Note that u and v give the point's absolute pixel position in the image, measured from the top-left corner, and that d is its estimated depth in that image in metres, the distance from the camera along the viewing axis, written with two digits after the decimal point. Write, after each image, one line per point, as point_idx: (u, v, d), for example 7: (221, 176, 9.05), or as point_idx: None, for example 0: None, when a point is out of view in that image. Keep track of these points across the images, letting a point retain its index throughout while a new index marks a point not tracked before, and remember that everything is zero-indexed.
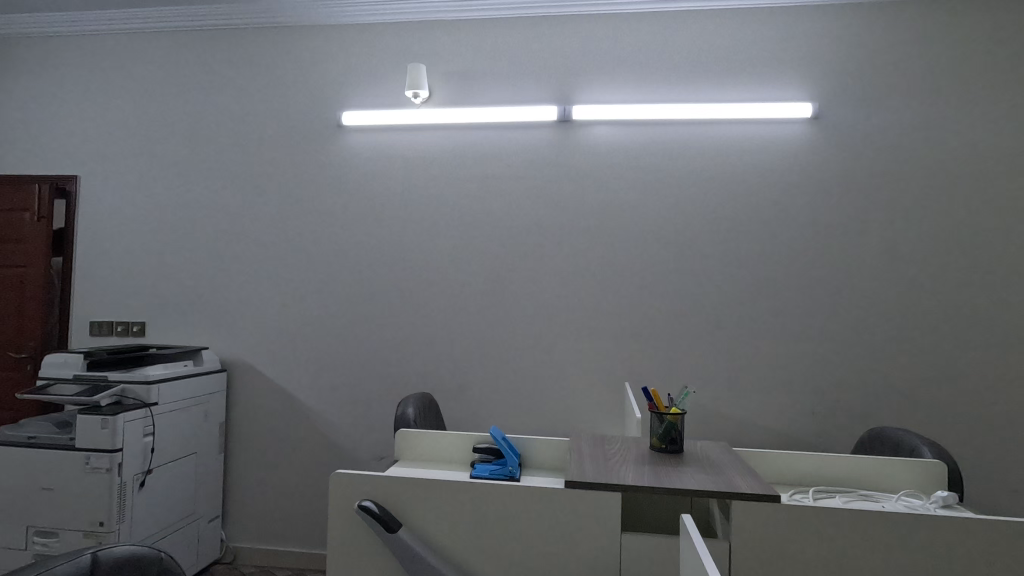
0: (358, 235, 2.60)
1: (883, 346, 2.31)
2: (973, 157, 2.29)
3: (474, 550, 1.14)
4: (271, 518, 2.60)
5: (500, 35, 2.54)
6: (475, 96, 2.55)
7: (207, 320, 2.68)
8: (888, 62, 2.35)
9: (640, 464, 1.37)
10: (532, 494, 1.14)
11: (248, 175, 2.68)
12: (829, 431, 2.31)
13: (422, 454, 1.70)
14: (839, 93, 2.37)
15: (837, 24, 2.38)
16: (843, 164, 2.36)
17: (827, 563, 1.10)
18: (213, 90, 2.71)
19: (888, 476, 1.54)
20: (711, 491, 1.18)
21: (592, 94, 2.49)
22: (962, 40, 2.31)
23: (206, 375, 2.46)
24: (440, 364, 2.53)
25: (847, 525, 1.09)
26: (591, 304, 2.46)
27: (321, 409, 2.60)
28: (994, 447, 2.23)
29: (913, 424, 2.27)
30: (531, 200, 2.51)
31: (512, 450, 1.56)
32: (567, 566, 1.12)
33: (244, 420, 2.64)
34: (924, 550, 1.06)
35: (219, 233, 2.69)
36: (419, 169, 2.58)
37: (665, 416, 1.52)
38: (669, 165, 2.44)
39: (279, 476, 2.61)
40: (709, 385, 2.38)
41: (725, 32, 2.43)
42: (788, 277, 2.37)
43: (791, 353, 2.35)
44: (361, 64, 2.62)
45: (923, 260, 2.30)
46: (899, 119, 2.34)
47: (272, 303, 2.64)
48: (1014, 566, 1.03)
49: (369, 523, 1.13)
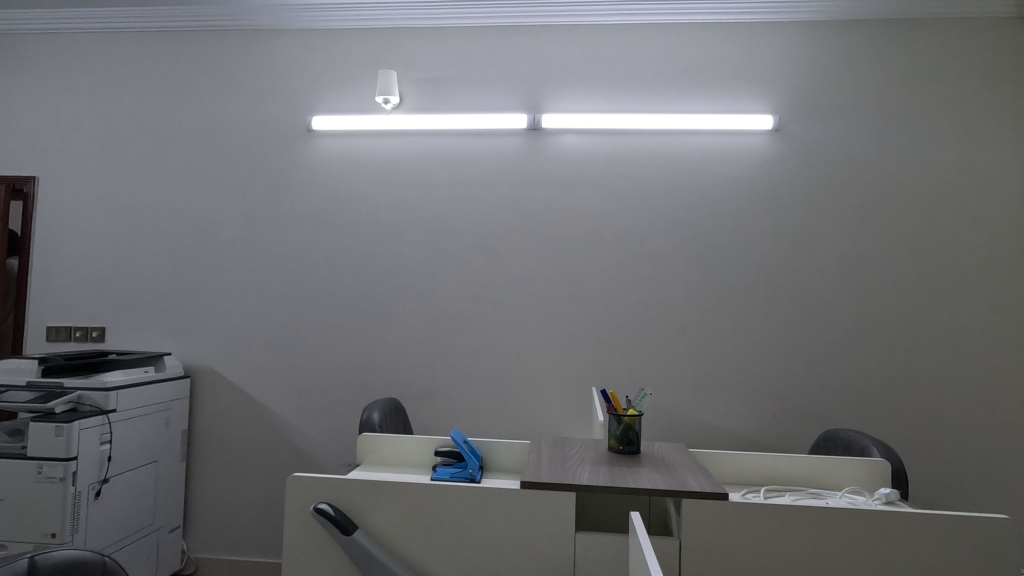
0: (326, 238, 2.59)
1: (840, 351, 2.39)
2: (921, 169, 2.40)
3: (430, 552, 1.14)
4: (235, 527, 2.55)
5: (470, 43, 2.57)
6: (446, 102, 2.57)
7: (170, 326, 2.63)
8: (843, 78, 2.45)
9: (597, 464, 1.39)
10: (488, 495, 1.15)
11: (214, 178, 2.65)
12: (788, 433, 2.38)
13: (385, 458, 1.69)
14: (795, 107, 2.46)
15: (794, 41, 2.47)
16: (800, 175, 2.44)
17: (773, 561, 1.13)
18: (178, 91, 2.68)
19: (836, 475, 1.59)
20: (663, 490, 1.21)
21: (561, 103, 2.53)
22: (910, 57, 2.43)
23: (168, 381, 2.41)
24: (409, 370, 2.53)
25: (792, 521, 1.13)
26: (559, 309, 2.49)
27: (286, 416, 2.56)
28: (942, 447, 2.32)
29: (866, 426, 2.36)
30: (501, 206, 2.53)
31: (473, 452, 1.57)
32: (522, 567, 1.13)
33: (207, 427, 2.59)
34: (863, 544, 1.11)
35: (184, 237, 2.64)
36: (388, 174, 2.58)
37: (623, 417, 1.54)
38: (635, 173, 2.49)
39: (243, 485, 2.56)
40: (673, 389, 2.43)
41: (690, 46, 2.50)
42: (749, 283, 2.43)
43: (751, 357, 2.42)
44: (331, 69, 2.62)
45: (875, 268, 2.39)
46: (852, 132, 2.43)
47: (238, 308, 2.61)
48: (944, 558, 1.09)
49: (325, 526, 1.13)
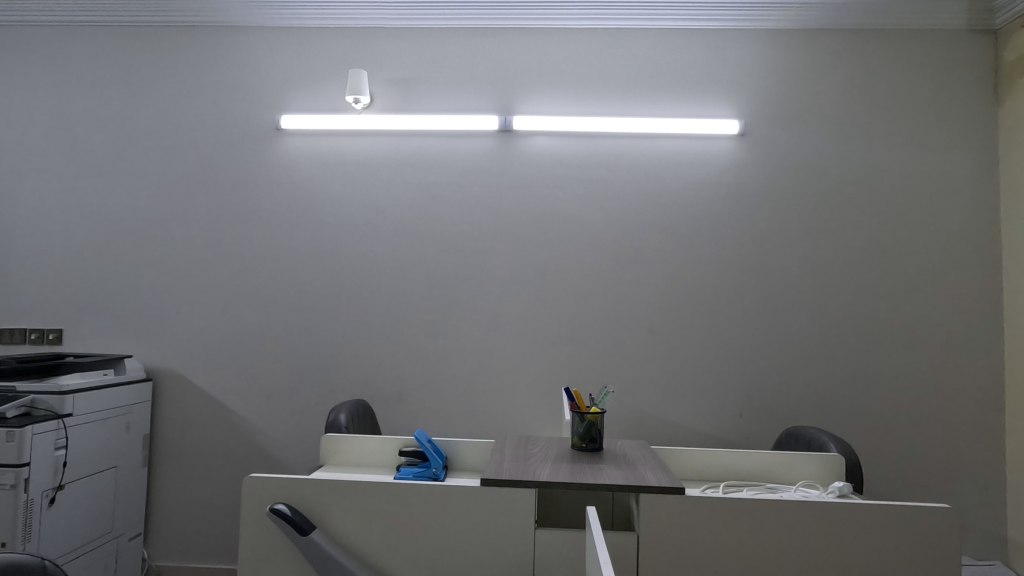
0: (295, 238, 2.55)
1: (802, 350, 2.45)
2: (878, 174, 2.48)
3: (390, 552, 1.14)
4: (198, 533, 2.49)
5: (441, 45, 2.57)
6: (417, 103, 2.57)
7: (132, 327, 2.56)
8: (805, 84, 2.52)
9: (559, 461, 1.40)
10: (448, 493, 1.15)
11: (178, 176, 2.59)
12: (753, 431, 2.43)
13: (348, 459, 1.68)
14: (759, 113, 2.52)
15: (759, 47, 2.54)
16: (764, 179, 2.50)
17: (728, 554, 1.15)
18: (141, 87, 2.62)
19: (793, 470, 1.62)
20: (621, 485, 1.22)
21: (531, 106, 2.55)
22: (869, 65, 2.51)
23: (128, 384, 2.34)
24: (378, 370, 2.51)
25: (745, 514, 1.15)
26: (529, 309, 2.50)
27: (253, 419, 2.52)
28: (899, 442, 2.40)
29: (827, 423, 2.42)
30: (472, 208, 2.53)
31: (437, 452, 1.58)
32: (481, 564, 1.14)
33: (170, 431, 2.53)
34: (811, 535, 1.14)
35: (148, 236, 2.58)
36: (359, 173, 2.56)
37: (585, 415, 1.56)
38: (605, 175, 2.52)
39: (207, 490, 2.51)
40: (643, 389, 2.46)
41: (658, 51, 2.54)
42: (715, 284, 2.48)
43: (717, 356, 2.46)
44: (301, 68, 2.59)
45: (836, 269, 2.46)
46: (813, 138, 2.51)
47: (203, 310, 2.55)
48: (886, 547, 1.13)
49: (281, 527, 1.11)
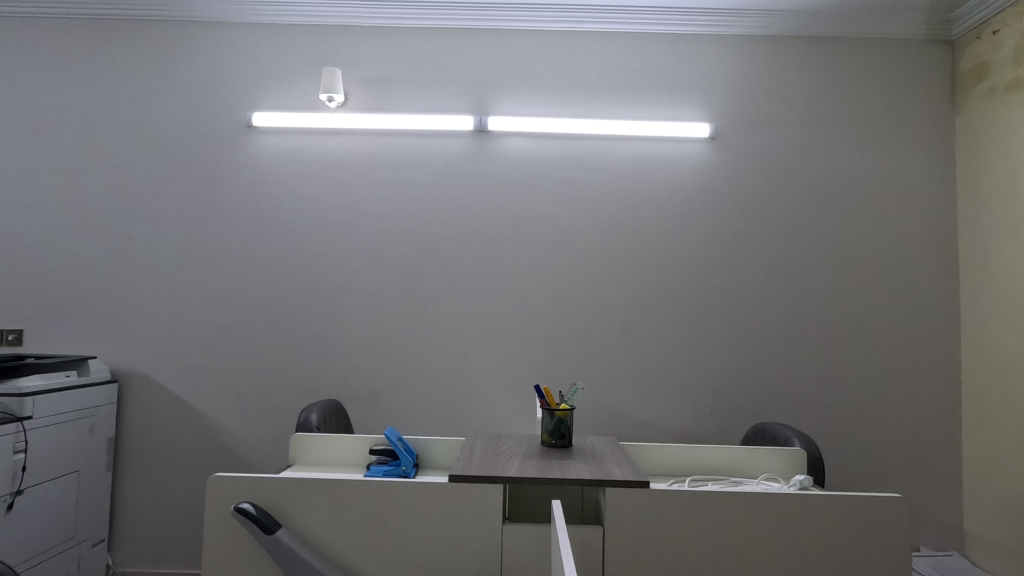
0: (266, 237, 2.52)
1: (770, 349, 2.51)
2: (842, 178, 2.56)
3: (358, 550, 1.14)
4: (166, 538, 2.44)
5: (416, 45, 2.57)
6: (392, 102, 2.56)
7: (97, 328, 2.50)
8: (773, 89, 2.59)
9: (528, 458, 1.42)
10: (416, 490, 1.15)
11: (145, 173, 2.54)
12: (722, 428, 2.48)
13: (318, 459, 1.67)
14: (729, 117, 2.58)
15: (729, 52, 2.59)
16: (733, 181, 2.56)
17: (691, 546, 1.18)
18: (107, 81, 2.56)
19: (757, 463, 1.67)
20: (587, 480, 1.25)
21: (506, 106, 2.57)
22: (835, 72, 2.59)
23: (93, 386, 2.28)
24: (352, 370, 2.49)
25: (708, 508, 1.18)
26: (504, 308, 2.51)
27: (223, 421, 2.48)
28: (862, 438, 2.47)
29: (793, 419, 2.49)
30: (448, 207, 2.54)
31: (408, 450, 1.60)
32: (449, 561, 1.14)
33: (137, 434, 2.47)
34: (770, 526, 1.17)
35: (114, 234, 2.52)
36: (333, 171, 2.54)
37: (555, 412, 1.59)
38: (578, 176, 2.55)
39: (175, 493, 2.45)
40: (616, 387, 2.49)
41: (631, 54, 2.58)
42: (686, 283, 2.53)
43: (688, 354, 2.51)
44: (274, 65, 2.57)
45: (802, 269, 2.53)
46: (780, 141, 2.57)
47: (171, 310, 2.50)
48: (840, 537, 1.17)
49: (246, 526, 1.10)
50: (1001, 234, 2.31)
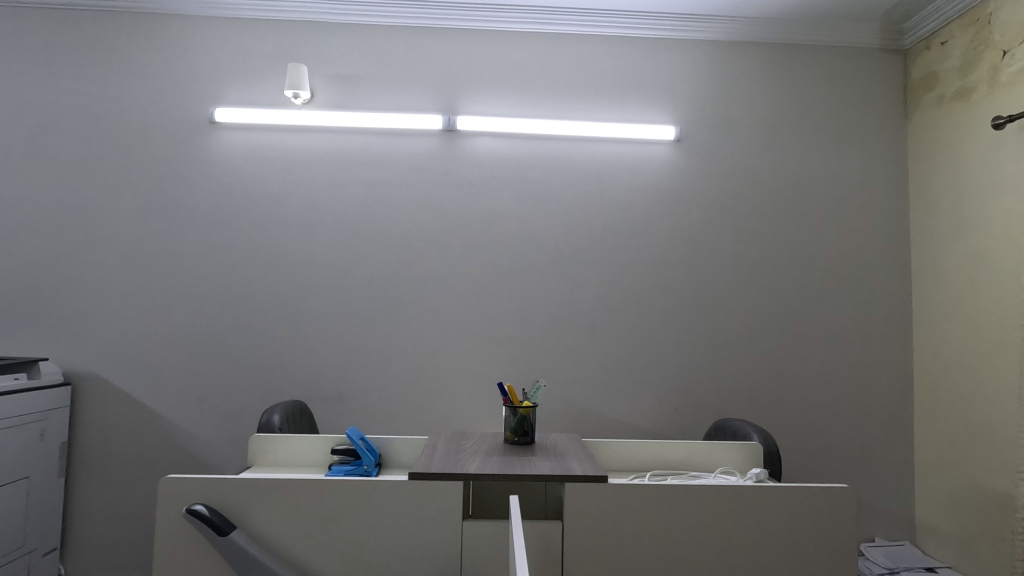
0: (229, 235, 2.47)
1: (733, 346, 2.57)
2: (802, 181, 2.64)
3: (316, 550, 1.12)
4: (123, 545, 2.37)
5: (384, 42, 2.55)
6: (360, 100, 2.53)
7: (48, 329, 2.40)
8: (736, 93, 2.65)
9: (490, 455, 1.43)
10: (376, 489, 1.14)
11: (102, 169, 2.46)
12: (687, 425, 2.53)
13: (278, 460, 1.64)
14: (694, 120, 2.63)
15: (693, 56, 2.65)
16: (697, 183, 2.61)
17: (648, 539, 1.20)
18: (60, 73, 2.47)
19: (715, 457, 1.71)
20: (548, 475, 1.26)
21: (475, 106, 2.57)
22: (794, 78, 2.67)
23: (44, 389, 2.20)
24: (318, 370, 2.46)
25: (666, 501, 1.20)
26: (472, 307, 2.51)
27: (183, 423, 2.41)
28: (820, 433, 2.56)
29: (755, 415, 2.55)
30: (416, 206, 2.53)
31: (371, 449, 1.59)
32: (409, 560, 1.14)
33: (92, 438, 2.38)
34: (724, 517, 1.20)
35: (68, 232, 2.43)
36: (298, 169, 2.50)
37: (518, 409, 1.60)
38: (547, 176, 2.57)
39: (133, 499, 2.38)
40: (584, 385, 2.52)
41: (598, 57, 2.62)
42: (652, 282, 2.57)
43: (654, 352, 2.55)
44: (237, 60, 2.52)
45: (763, 269, 2.60)
46: (742, 144, 2.64)
47: (129, 310, 2.43)
48: (791, 528, 1.21)
49: (199, 528, 1.08)
50: (948, 237, 2.42)
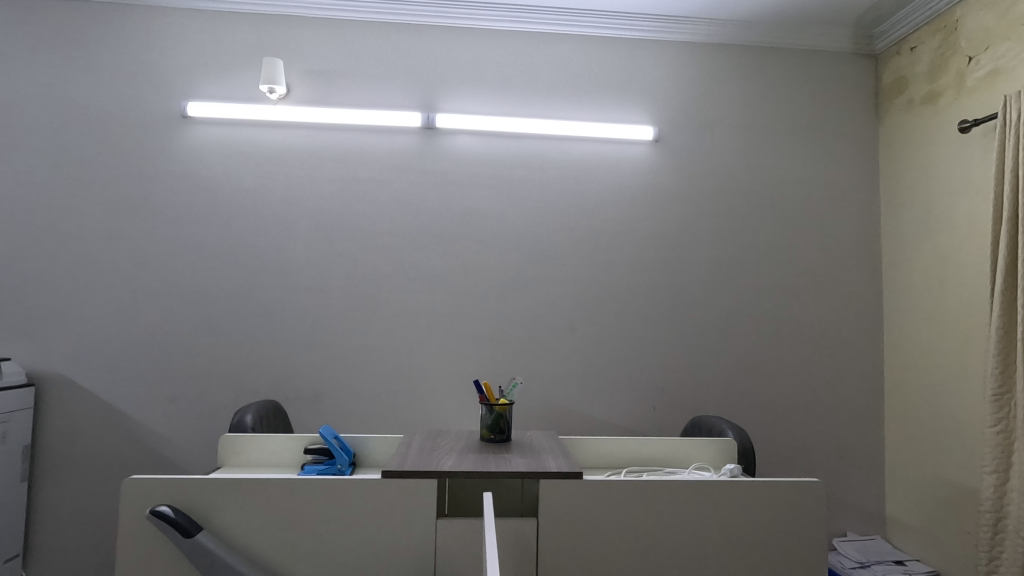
0: (202, 232, 2.42)
1: (710, 344, 2.60)
2: (777, 181, 2.68)
3: (286, 551, 1.10)
4: (90, 551, 2.30)
5: (363, 38, 2.52)
6: (337, 96, 2.50)
7: (10, 328, 2.32)
8: (713, 94, 2.68)
9: (465, 453, 1.42)
10: (348, 488, 1.12)
11: (68, 163, 2.38)
12: (665, 422, 2.55)
13: (249, 460, 1.61)
14: (672, 120, 2.65)
15: (672, 57, 2.67)
16: (675, 183, 2.64)
17: (622, 535, 1.20)
18: (24, 64, 2.38)
19: (689, 453, 1.73)
20: (523, 473, 1.25)
21: (454, 104, 2.56)
22: (769, 80, 2.71)
23: (6, 389, 2.12)
24: (294, 369, 2.42)
25: (640, 497, 1.21)
26: (451, 306, 2.50)
27: (153, 425, 2.35)
28: (795, 429, 2.60)
29: (731, 412, 2.58)
30: (394, 204, 2.50)
31: (344, 449, 1.57)
32: (382, 560, 1.12)
33: (57, 440, 2.31)
34: (696, 512, 1.21)
35: (32, 227, 2.35)
36: (273, 165, 2.46)
37: (494, 407, 1.60)
38: (526, 175, 2.57)
39: (100, 502, 2.31)
40: (563, 384, 2.52)
41: (578, 56, 2.62)
42: (631, 281, 2.59)
43: (632, 350, 2.56)
44: (211, 54, 2.46)
45: (739, 269, 2.63)
46: (720, 145, 2.67)
47: (97, 308, 2.36)
48: (761, 521, 1.22)
49: (163, 531, 1.06)
50: (917, 237, 2.48)
